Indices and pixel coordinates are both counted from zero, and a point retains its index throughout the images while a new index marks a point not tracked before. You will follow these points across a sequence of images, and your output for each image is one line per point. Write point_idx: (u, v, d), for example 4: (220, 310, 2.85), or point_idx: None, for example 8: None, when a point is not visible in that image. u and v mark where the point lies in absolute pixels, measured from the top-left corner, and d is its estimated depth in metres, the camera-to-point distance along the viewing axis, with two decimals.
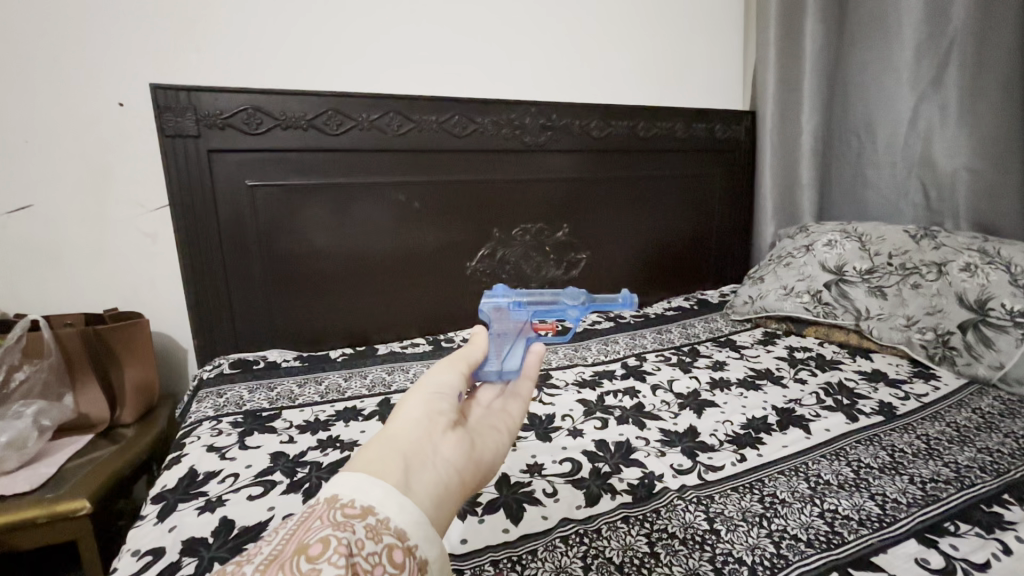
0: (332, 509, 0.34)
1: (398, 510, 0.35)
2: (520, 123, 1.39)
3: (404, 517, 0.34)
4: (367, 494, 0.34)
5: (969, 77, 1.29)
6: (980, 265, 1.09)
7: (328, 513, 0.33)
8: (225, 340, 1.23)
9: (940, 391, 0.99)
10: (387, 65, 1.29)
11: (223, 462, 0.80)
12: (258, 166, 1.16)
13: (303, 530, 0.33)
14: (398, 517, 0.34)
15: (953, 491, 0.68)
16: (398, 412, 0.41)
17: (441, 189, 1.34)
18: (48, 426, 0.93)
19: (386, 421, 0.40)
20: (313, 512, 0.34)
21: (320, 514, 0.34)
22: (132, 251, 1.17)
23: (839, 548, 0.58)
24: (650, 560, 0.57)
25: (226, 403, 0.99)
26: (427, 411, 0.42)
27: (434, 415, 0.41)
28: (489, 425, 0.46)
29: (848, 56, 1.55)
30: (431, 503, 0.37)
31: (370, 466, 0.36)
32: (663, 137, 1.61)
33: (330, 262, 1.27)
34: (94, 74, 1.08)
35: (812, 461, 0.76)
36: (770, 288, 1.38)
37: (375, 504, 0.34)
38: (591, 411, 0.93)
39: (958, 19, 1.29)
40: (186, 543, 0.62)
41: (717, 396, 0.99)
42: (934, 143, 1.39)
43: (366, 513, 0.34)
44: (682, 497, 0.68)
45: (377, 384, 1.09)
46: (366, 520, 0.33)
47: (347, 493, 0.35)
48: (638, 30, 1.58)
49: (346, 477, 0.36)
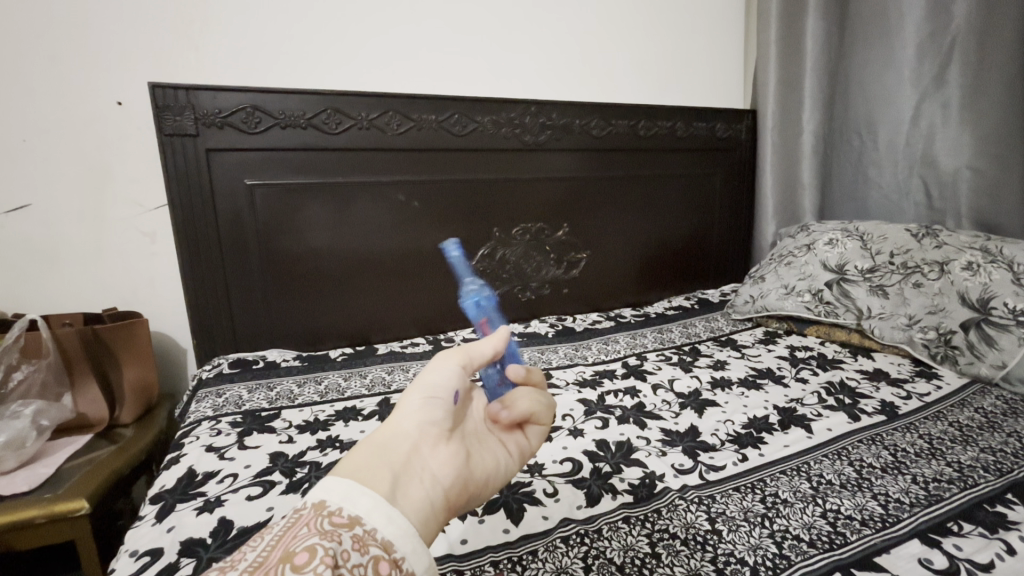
0: (319, 516, 0.36)
1: (385, 522, 0.37)
2: (520, 123, 1.39)
3: (389, 529, 0.37)
4: (355, 504, 0.37)
5: (971, 75, 1.28)
6: (983, 264, 1.08)
7: (316, 520, 0.36)
8: (224, 339, 1.23)
9: (943, 390, 0.99)
10: (387, 64, 1.29)
11: (222, 462, 0.79)
12: (257, 165, 1.16)
13: (290, 537, 0.34)
14: (385, 528, 0.37)
15: (956, 491, 0.67)
16: (390, 423, 0.44)
17: (440, 188, 1.34)
18: (47, 426, 0.93)
19: (377, 432, 0.43)
20: (301, 519, 0.36)
21: (307, 522, 0.36)
22: (131, 250, 1.17)
23: (842, 548, 0.58)
24: (651, 560, 0.57)
25: (225, 403, 0.99)
26: (418, 425, 0.44)
27: (424, 429, 0.44)
28: (481, 441, 0.49)
29: (848, 54, 1.55)
30: (415, 517, 0.39)
31: (360, 475, 0.39)
32: (664, 136, 1.61)
33: (329, 262, 1.26)
34: (93, 73, 1.08)
35: (814, 461, 0.75)
36: (770, 287, 1.38)
37: (363, 514, 0.37)
38: (591, 411, 0.93)
39: (960, 16, 1.29)
40: (184, 544, 0.62)
41: (718, 395, 0.99)
42: (936, 142, 1.38)
43: (354, 524, 0.36)
44: (683, 497, 0.68)
45: (376, 384, 1.08)
46: (353, 531, 0.36)
47: (335, 501, 0.37)
48: (639, 30, 1.57)
49: (335, 483, 0.38)
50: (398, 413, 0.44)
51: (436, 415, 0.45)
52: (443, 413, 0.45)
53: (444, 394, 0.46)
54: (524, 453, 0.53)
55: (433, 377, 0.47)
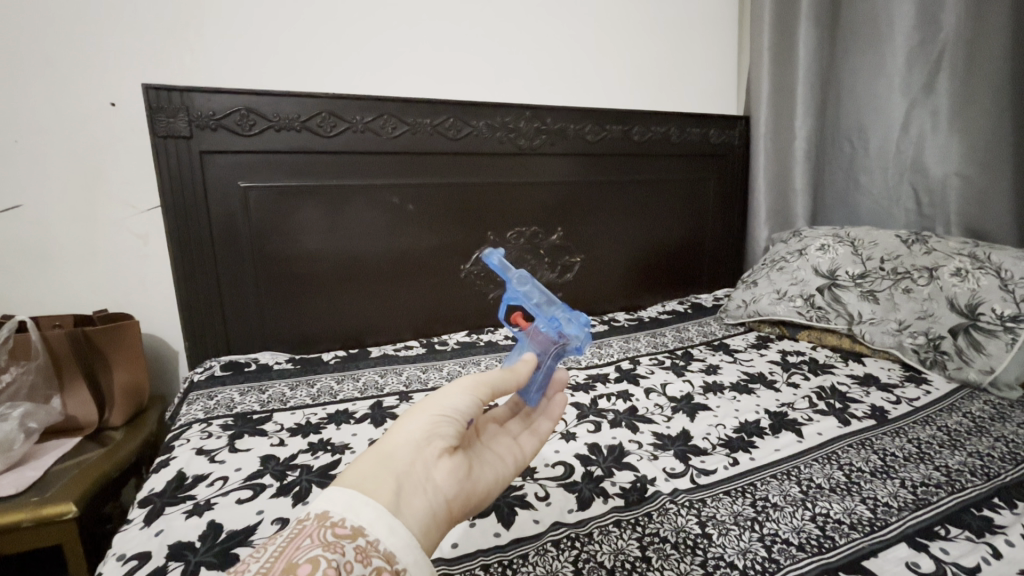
0: (322, 527, 0.36)
1: (388, 533, 0.37)
2: (514, 127, 1.39)
3: (392, 540, 0.37)
4: (359, 514, 0.37)
5: (959, 84, 1.30)
6: (971, 270, 1.09)
7: (319, 531, 0.36)
8: (216, 342, 1.22)
9: (932, 395, 0.99)
10: (382, 67, 1.29)
11: (212, 466, 0.79)
12: (251, 167, 1.16)
13: (292, 548, 0.35)
14: (387, 539, 0.37)
15: (943, 494, 0.68)
16: (398, 429, 0.44)
17: (434, 191, 1.34)
18: (35, 428, 0.92)
19: (386, 438, 0.43)
20: (304, 530, 0.36)
21: (310, 532, 0.36)
22: (122, 252, 1.16)
23: (830, 552, 0.58)
24: (641, 564, 0.57)
25: (216, 405, 0.99)
26: (427, 433, 0.44)
27: (433, 438, 0.44)
28: (486, 454, 0.50)
29: (839, 62, 1.57)
30: (418, 527, 0.40)
31: (365, 481, 0.40)
32: (658, 142, 1.62)
33: (322, 264, 1.26)
34: (84, 74, 1.07)
35: (804, 466, 0.76)
36: (763, 292, 1.40)
37: (366, 524, 0.37)
38: (584, 415, 0.93)
39: (949, 25, 1.30)
40: (173, 548, 0.61)
41: (710, 399, 0.99)
42: (926, 149, 1.40)
43: (356, 535, 0.36)
44: (674, 500, 0.68)
45: (369, 387, 1.08)
46: (356, 542, 0.36)
47: (338, 511, 0.37)
48: (634, 36, 1.59)
49: (338, 493, 0.39)
50: (404, 422, 0.44)
51: (444, 428, 0.44)
52: (451, 428, 0.45)
53: (455, 410, 0.46)
54: (522, 464, 0.52)
55: (445, 394, 0.46)
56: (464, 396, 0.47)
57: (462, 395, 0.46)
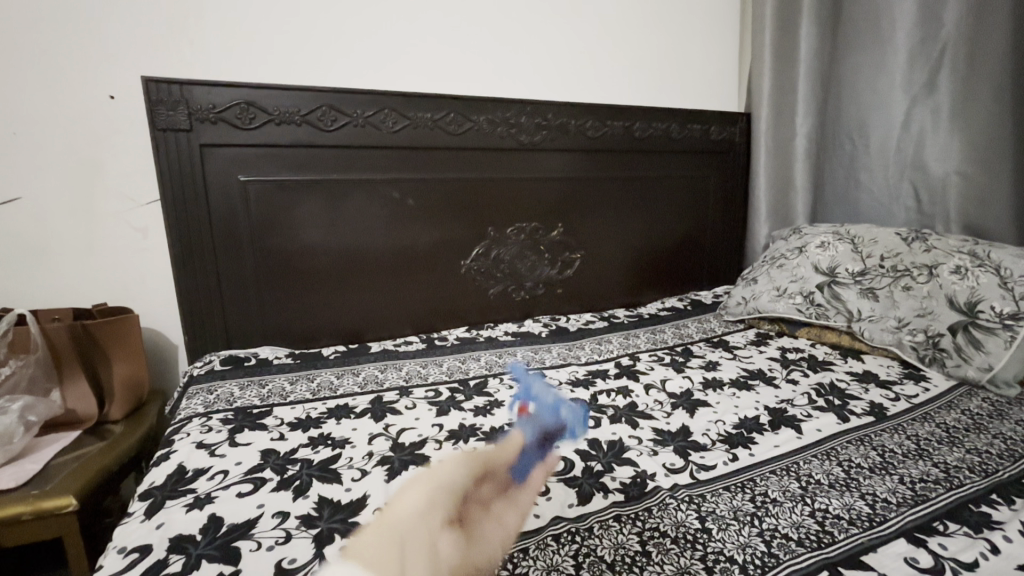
0: None
1: None
2: (515, 122, 1.39)
3: None
4: None
5: (960, 82, 1.30)
6: (970, 268, 1.10)
7: None
8: (216, 336, 1.22)
9: (931, 392, 1.00)
10: (382, 61, 1.28)
11: (213, 459, 0.79)
12: (251, 162, 1.15)
13: None
14: None
15: (942, 490, 0.68)
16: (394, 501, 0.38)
17: (435, 187, 1.34)
18: (35, 421, 0.92)
19: (381, 510, 0.37)
20: None
21: None
22: (121, 245, 1.16)
23: (830, 546, 0.58)
24: (641, 558, 0.57)
25: (217, 399, 0.99)
26: (427, 502, 0.39)
27: (433, 508, 0.39)
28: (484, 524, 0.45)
29: (841, 59, 1.56)
30: None
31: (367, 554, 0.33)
32: (659, 138, 1.62)
33: (321, 259, 1.26)
34: (83, 67, 1.07)
35: (803, 462, 0.76)
36: (762, 289, 1.40)
37: None
38: (584, 410, 0.94)
39: (950, 23, 1.30)
40: (174, 541, 0.61)
41: (710, 395, 1.00)
42: (926, 147, 1.40)
43: None
44: (673, 495, 0.69)
45: (369, 382, 1.08)
46: None
47: None
48: (636, 32, 1.58)
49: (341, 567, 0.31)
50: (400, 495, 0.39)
51: (442, 499, 0.40)
52: (450, 498, 0.41)
53: (451, 480, 0.42)
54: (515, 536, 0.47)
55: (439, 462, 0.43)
56: (455, 465, 0.43)
57: (455, 463, 0.43)
